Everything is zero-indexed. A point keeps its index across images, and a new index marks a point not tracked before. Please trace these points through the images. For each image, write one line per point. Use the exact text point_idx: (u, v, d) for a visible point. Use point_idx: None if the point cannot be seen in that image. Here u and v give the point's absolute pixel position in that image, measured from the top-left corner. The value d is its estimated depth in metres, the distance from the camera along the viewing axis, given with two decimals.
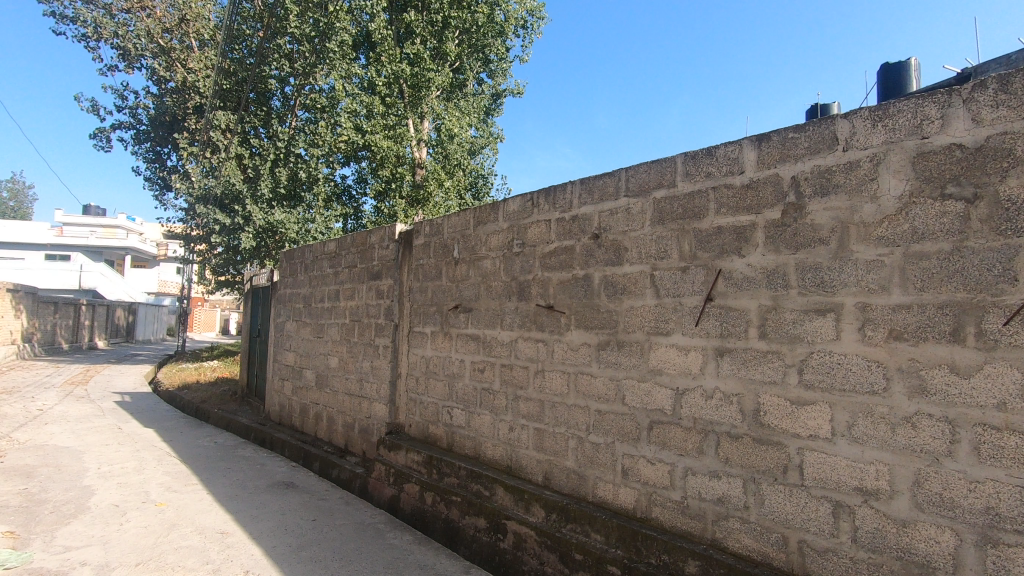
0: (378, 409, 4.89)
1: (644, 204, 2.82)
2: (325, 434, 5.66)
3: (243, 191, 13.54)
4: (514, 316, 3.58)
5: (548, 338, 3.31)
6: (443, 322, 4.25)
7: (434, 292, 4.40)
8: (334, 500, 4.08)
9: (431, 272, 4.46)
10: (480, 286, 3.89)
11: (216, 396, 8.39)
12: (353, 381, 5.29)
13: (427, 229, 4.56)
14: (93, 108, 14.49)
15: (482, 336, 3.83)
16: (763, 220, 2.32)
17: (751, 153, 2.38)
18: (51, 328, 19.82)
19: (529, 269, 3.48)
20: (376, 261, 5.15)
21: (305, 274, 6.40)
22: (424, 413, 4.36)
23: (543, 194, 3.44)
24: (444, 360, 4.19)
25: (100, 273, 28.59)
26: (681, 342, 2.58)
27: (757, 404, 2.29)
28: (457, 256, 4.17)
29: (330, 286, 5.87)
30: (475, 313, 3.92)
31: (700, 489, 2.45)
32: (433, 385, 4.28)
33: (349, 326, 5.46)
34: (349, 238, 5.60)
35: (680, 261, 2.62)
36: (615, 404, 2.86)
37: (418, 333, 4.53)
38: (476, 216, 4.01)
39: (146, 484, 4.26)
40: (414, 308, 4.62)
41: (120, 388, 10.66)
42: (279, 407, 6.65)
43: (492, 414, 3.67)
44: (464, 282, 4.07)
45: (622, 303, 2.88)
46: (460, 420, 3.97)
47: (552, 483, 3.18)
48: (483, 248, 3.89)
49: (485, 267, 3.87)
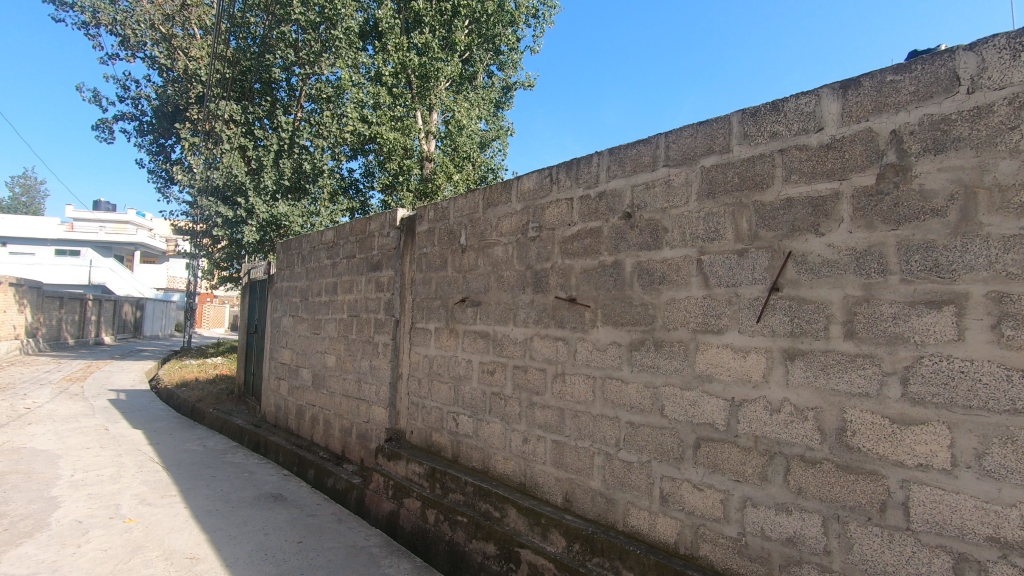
0: (377, 414, 4.44)
1: (688, 175, 2.33)
2: (321, 439, 5.23)
3: (246, 183, 13.12)
4: (529, 311, 3.11)
5: (569, 337, 2.83)
6: (448, 317, 3.79)
7: (438, 284, 3.94)
8: (326, 516, 3.64)
9: (435, 261, 4.00)
10: (490, 276, 3.43)
11: (212, 395, 7.99)
12: (351, 382, 4.85)
13: (431, 214, 4.10)
14: (95, 98, 14.21)
15: (492, 333, 3.37)
16: (850, 187, 1.83)
17: (833, 104, 1.89)
18: (57, 323, 19.66)
19: (547, 255, 3.01)
20: (376, 251, 4.70)
21: (303, 266, 5.96)
22: (427, 419, 3.91)
23: (563, 168, 2.97)
24: (449, 361, 3.74)
25: (109, 268, 28.54)
26: (738, 342, 2.10)
27: (841, 421, 1.80)
28: (464, 244, 3.70)
29: (328, 278, 5.43)
30: (485, 308, 3.45)
31: (764, 526, 1.97)
32: (436, 388, 3.83)
33: (347, 321, 5.02)
34: (348, 226, 5.16)
35: (735, 243, 2.14)
36: (652, 416, 2.39)
37: (421, 330, 4.08)
38: (486, 197, 3.54)
39: (119, 495, 3.85)
40: (416, 302, 4.16)
41: (118, 386, 10.32)
42: (274, 408, 6.23)
43: (504, 423, 3.21)
44: (472, 273, 3.60)
45: (660, 295, 2.40)
46: (467, 428, 3.51)
47: (575, 507, 2.71)
48: (494, 234, 3.42)
49: (496, 255, 3.40)
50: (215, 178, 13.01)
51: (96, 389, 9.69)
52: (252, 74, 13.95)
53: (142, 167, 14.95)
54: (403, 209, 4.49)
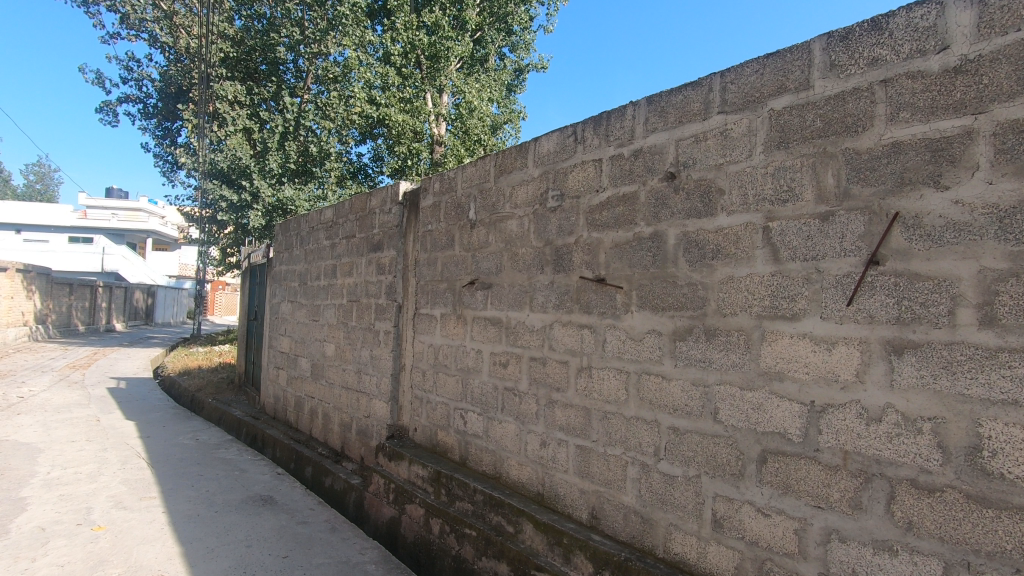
0: (379, 409, 4.04)
1: (752, 121, 1.86)
2: (320, 434, 4.86)
3: (250, 166, 12.72)
4: (548, 295, 2.66)
5: (597, 324, 2.39)
6: (455, 302, 3.36)
7: (444, 264, 3.51)
8: (319, 524, 3.26)
9: (441, 239, 3.56)
10: (503, 254, 2.99)
11: (212, 384, 7.68)
12: (351, 373, 4.45)
13: (436, 187, 3.66)
14: (98, 80, 13.91)
15: (504, 320, 2.94)
16: (991, 123, 1.36)
17: (963, 14, 1.42)
18: (67, 310, 19.60)
19: (570, 229, 2.56)
20: (377, 229, 4.27)
21: (301, 248, 5.56)
22: (432, 416, 3.50)
23: (590, 124, 2.50)
24: (456, 351, 3.31)
25: (121, 256, 28.54)
26: (821, 331, 1.64)
27: (974, 438, 1.35)
28: (472, 218, 3.26)
29: (326, 261, 5.02)
30: (497, 291, 3.02)
31: (855, 568, 1.53)
32: (442, 381, 3.41)
33: (347, 307, 4.61)
34: (348, 203, 4.74)
35: (817, 205, 1.68)
36: (703, 421, 1.95)
37: (425, 317, 3.65)
38: (498, 164, 3.09)
39: (92, 497, 3.49)
40: (420, 285, 3.74)
41: (120, 374, 10.08)
42: (274, 399, 5.87)
43: (519, 423, 2.78)
44: (481, 252, 3.16)
45: (713, 274, 1.95)
46: (476, 427, 3.09)
47: (604, 526, 2.28)
48: (507, 205, 2.97)
49: (509, 229, 2.95)
50: (220, 161, 12.63)
51: (98, 377, 9.46)
52: (256, 54, 13.51)
53: (147, 150, 14.66)
54: (406, 183, 4.05)
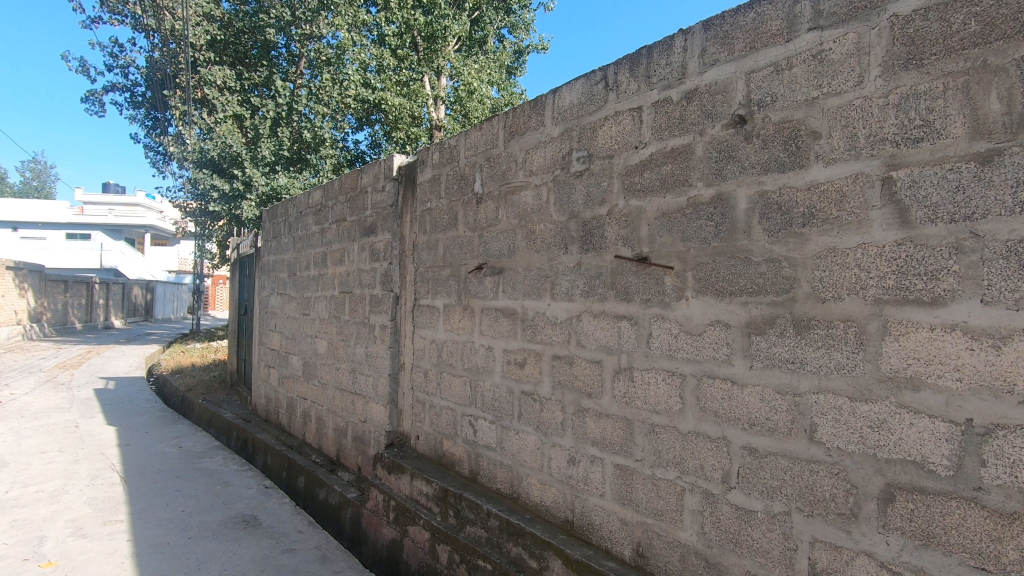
0: (376, 413, 3.58)
1: (863, 35, 1.37)
2: (314, 439, 4.42)
3: (241, 154, 12.18)
4: (574, 280, 2.19)
5: (639, 315, 1.91)
6: (459, 291, 2.89)
7: (445, 247, 3.03)
8: (308, 552, 2.82)
9: (441, 218, 3.08)
10: (516, 233, 2.50)
11: (204, 383, 7.24)
12: (344, 373, 3.99)
13: (435, 159, 3.16)
14: (82, 67, 13.39)
15: (520, 311, 2.46)
16: None
17: None
18: (63, 307, 19.17)
19: (600, 198, 2.08)
20: (369, 211, 3.78)
21: (289, 236, 5.08)
22: (436, 423, 3.04)
23: (624, 65, 2.01)
24: (462, 348, 2.84)
25: (119, 252, 28.11)
26: (981, 321, 1.16)
27: None
28: (478, 191, 2.78)
29: (316, 249, 4.54)
30: (509, 277, 2.54)
31: None
32: (447, 382, 2.95)
33: (339, 299, 4.14)
34: (337, 183, 4.24)
35: (972, 143, 1.19)
36: (793, 441, 1.47)
37: (426, 308, 3.18)
38: (508, 125, 2.59)
39: (49, 523, 3.05)
40: (419, 272, 3.26)
41: (110, 373, 9.64)
42: (265, 400, 5.42)
43: (540, 435, 2.32)
44: (490, 231, 2.68)
45: (804, 246, 1.47)
46: (488, 438, 2.63)
47: (653, 567, 1.82)
48: (521, 173, 2.48)
49: (524, 202, 2.47)
50: (209, 149, 12.10)
51: (87, 377, 9.06)
52: (245, 37, 12.90)
53: (136, 141, 14.16)
54: (400, 156, 3.56)
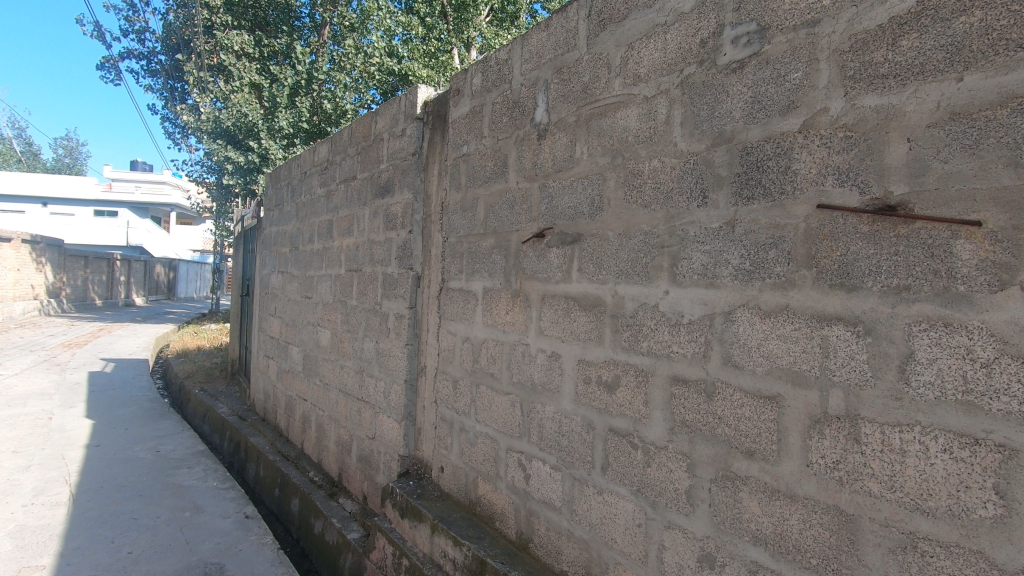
0: (388, 429, 2.73)
1: None
2: (314, 451, 3.60)
3: (257, 124, 11.39)
4: (719, 253, 1.28)
5: (879, 319, 0.99)
6: (507, 271, 2.00)
7: (487, 208, 2.13)
8: None
9: (482, 166, 2.18)
10: (605, 181, 1.60)
11: (203, 371, 6.50)
12: (349, 374, 3.15)
13: (476, 84, 2.26)
14: (97, 31, 12.77)
15: (609, 302, 1.56)
16: None
17: None
18: (83, 283, 18.84)
19: (785, 103, 1.16)
20: (384, 164, 2.90)
21: (293, 202, 4.23)
22: (468, 455, 2.18)
23: None
24: (510, 353, 1.96)
25: (143, 230, 27.91)
26: None
27: None
28: (541, 122, 1.87)
29: (321, 216, 3.68)
30: (591, 247, 1.64)
31: None
32: (486, 399, 2.07)
33: (345, 279, 3.29)
34: (347, 132, 3.36)
35: None
36: None
37: (456, 293, 2.30)
38: (593, 14, 1.67)
39: None
40: (448, 243, 2.37)
41: (115, 355, 9.01)
42: (263, 396, 4.64)
43: (642, 504, 1.43)
44: (559, 180, 1.78)
45: None
46: (549, 491, 1.75)
47: None
48: (616, 85, 1.57)
49: (620, 128, 1.55)
50: (223, 118, 11.33)
51: (86, 359, 8.41)
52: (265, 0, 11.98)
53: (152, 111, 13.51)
54: (426, 89, 2.66)
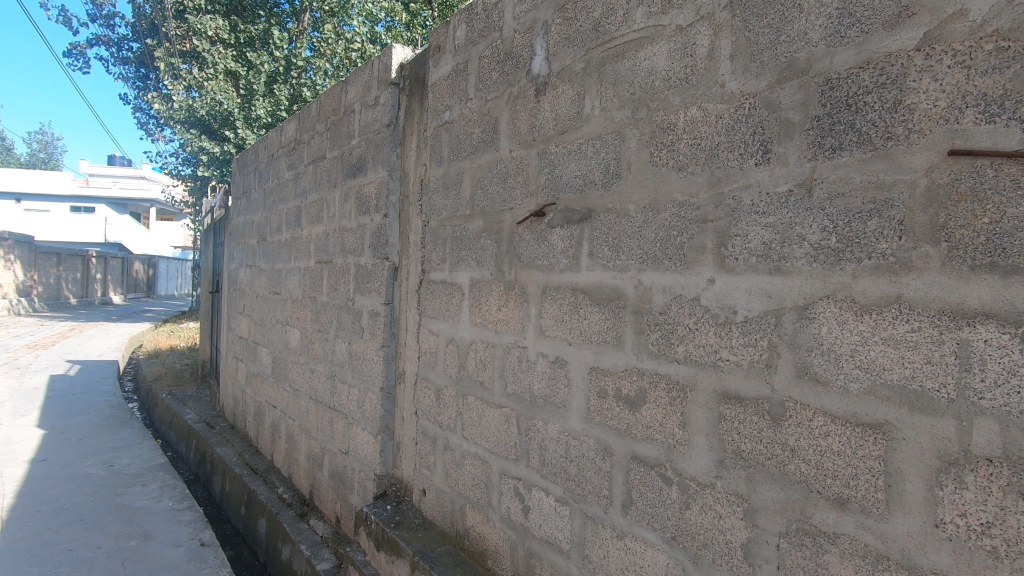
0: (362, 443, 2.38)
1: None
2: (284, 464, 3.24)
3: (233, 112, 10.88)
4: (788, 227, 0.94)
5: None
6: (498, 258, 1.65)
7: (474, 183, 1.78)
8: None
9: (467, 134, 1.83)
10: (623, 140, 1.26)
11: (172, 374, 6.08)
12: (320, 379, 2.78)
13: (460, 37, 1.90)
14: (64, 17, 12.16)
15: (631, 295, 1.22)
16: None
17: None
18: (56, 281, 18.15)
19: (894, 11, 0.82)
20: (355, 139, 2.53)
21: (260, 188, 3.84)
22: (454, 478, 1.84)
23: None
24: (503, 357, 1.62)
25: (121, 226, 27.10)
26: None
27: None
28: (539, 74, 1.52)
29: (289, 202, 3.30)
30: (606, 227, 1.30)
31: None
32: (476, 411, 1.73)
33: (315, 271, 2.92)
34: (315, 106, 2.98)
35: None
36: None
37: (439, 286, 1.95)
38: None
39: None
40: (429, 227, 2.02)
41: (83, 357, 8.52)
42: (232, 401, 4.25)
43: (680, 558, 1.10)
44: (563, 143, 1.43)
45: None
46: (553, 530, 1.42)
47: None
48: (638, 16, 1.22)
49: (644, 71, 1.21)
50: (197, 107, 10.80)
51: (50, 361, 7.91)
52: None
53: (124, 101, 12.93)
54: (402, 50, 2.31)
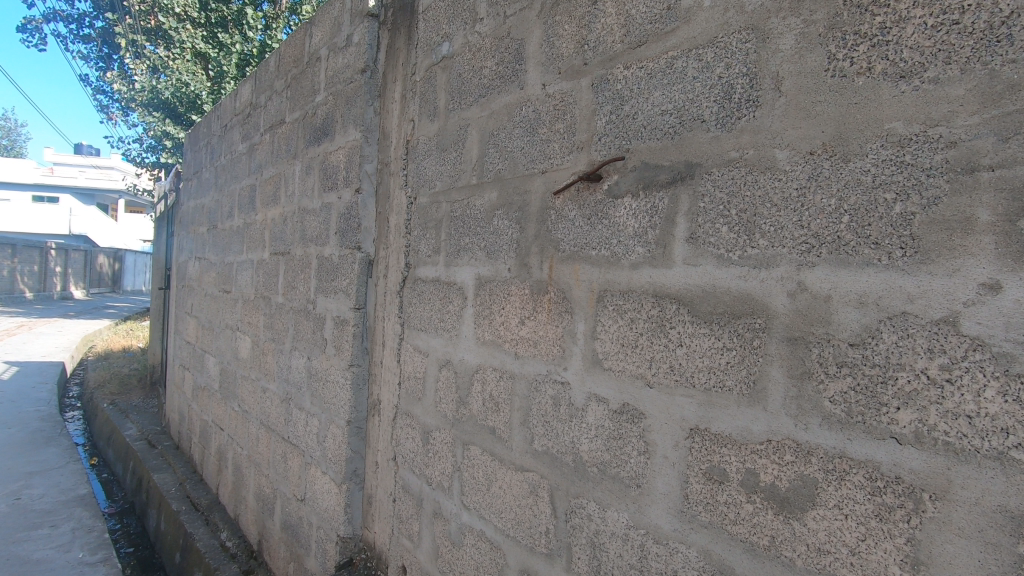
0: (322, 491, 1.81)
1: None
2: (230, 501, 2.64)
3: (201, 95, 10.13)
4: None
5: None
6: (521, 247, 1.11)
7: (484, 139, 1.24)
8: None
9: (475, 71, 1.28)
10: (765, 38, 0.73)
11: (119, 380, 5.39)
12: (273, 401, 2.20)
13: None
14: None
15: (782, 308, 0.69)
16: None
17: None
18: (12, 274, 17.03)
19: None
20: (321, 95, 1.96)
21: (212, 165, 3.22)
22: (447, 561, 1.29)
23: None
24: (528, 397, 1.07)
25: (86, 217, 25.82)
26: None
27: None
28: None
29: (243, 180, 2.71)
30: (724, 191, 0.76)
31: None
32: (483, 472, 1.18)
33: (270, 264, 2.34)
34: (274, 59, 2.40)
35: None
36: None
37: (429, 287, 1.39)
38: None
39: None
40: (416, 205, 1.46)
41: (27, 357, 7.72)
42: (177, 417, 3.63)
43: None
44: (638, 61, 0.90)
45: None
46: None
47: None
48: None
49: None
50: (161, 88, 10.02)
51: None
52: None
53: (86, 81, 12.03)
54: None
